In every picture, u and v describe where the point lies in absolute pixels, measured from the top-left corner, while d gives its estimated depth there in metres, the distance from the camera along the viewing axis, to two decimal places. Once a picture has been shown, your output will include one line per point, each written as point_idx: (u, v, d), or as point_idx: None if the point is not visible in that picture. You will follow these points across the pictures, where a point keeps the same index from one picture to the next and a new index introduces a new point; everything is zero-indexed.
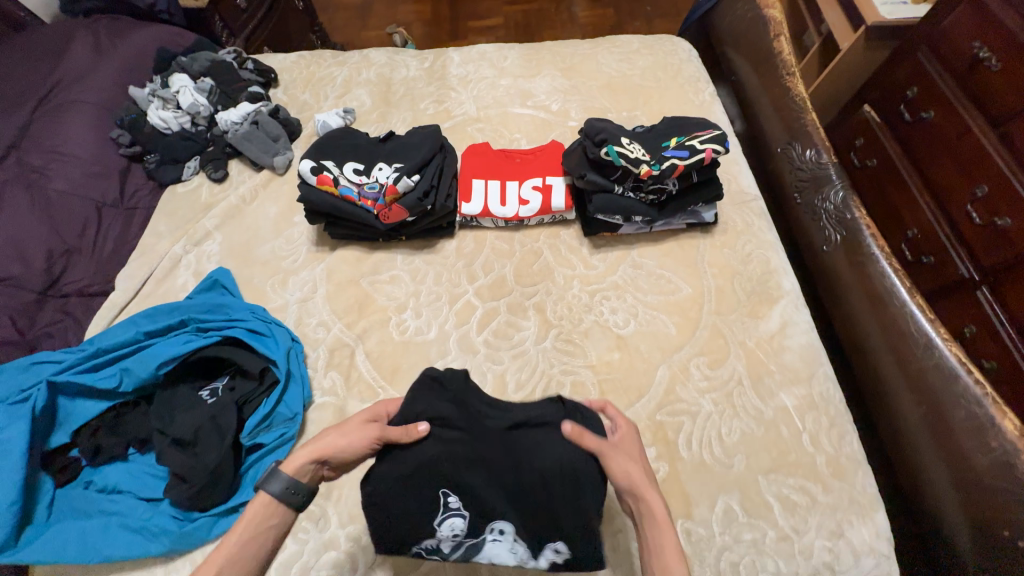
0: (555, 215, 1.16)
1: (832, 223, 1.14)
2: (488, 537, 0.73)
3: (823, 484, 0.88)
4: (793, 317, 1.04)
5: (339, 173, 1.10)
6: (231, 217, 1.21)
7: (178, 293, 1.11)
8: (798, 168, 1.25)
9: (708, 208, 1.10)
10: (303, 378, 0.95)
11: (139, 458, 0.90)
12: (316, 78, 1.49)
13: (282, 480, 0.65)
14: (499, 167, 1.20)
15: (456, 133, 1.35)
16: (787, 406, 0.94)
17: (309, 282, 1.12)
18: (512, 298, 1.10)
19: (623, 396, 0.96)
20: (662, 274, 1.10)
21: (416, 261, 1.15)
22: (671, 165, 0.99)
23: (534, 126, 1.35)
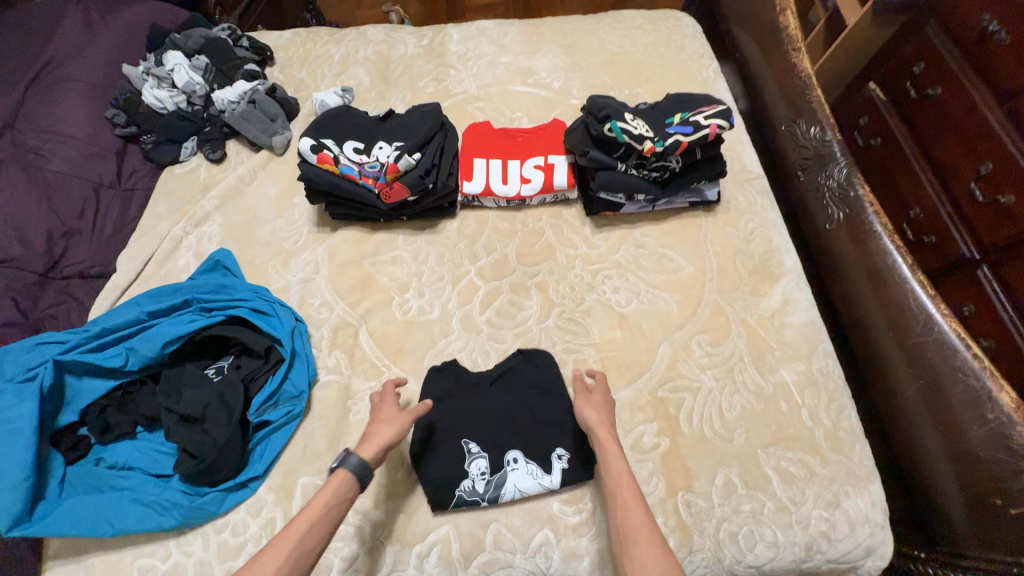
0: (557, 193, 1.15)
1: (836, 201, 1.13)
2: (507, 468, 0.88)
3: (820, 456, 0.89)
4: (795, 295, 1.04)
5: (339, 152, 1.08)
6: (231, 198, 1.20)
7: (180, 274, 1.11)
8: (801, 146, 1.24)
9: (711, 186, 1.09)
10: (308, 357, 0.96)
11: (147, 435, 0.91)
12: (312, 56, 1.46)
13: (357, 457, 0.75)
14: (500, 146, 1.19)
15: (456, 111, 1.33)
16: (787, 382, 0.95)
17: (311, 263, 1.12)
18: (514, 278, 1.10)
19: (625, 373, 0.98)
20: (664, 253, 1.10)
21: (418, 242, 1.15)
22: (675, 141, 0.98)
23: (535, 104, 1.33)
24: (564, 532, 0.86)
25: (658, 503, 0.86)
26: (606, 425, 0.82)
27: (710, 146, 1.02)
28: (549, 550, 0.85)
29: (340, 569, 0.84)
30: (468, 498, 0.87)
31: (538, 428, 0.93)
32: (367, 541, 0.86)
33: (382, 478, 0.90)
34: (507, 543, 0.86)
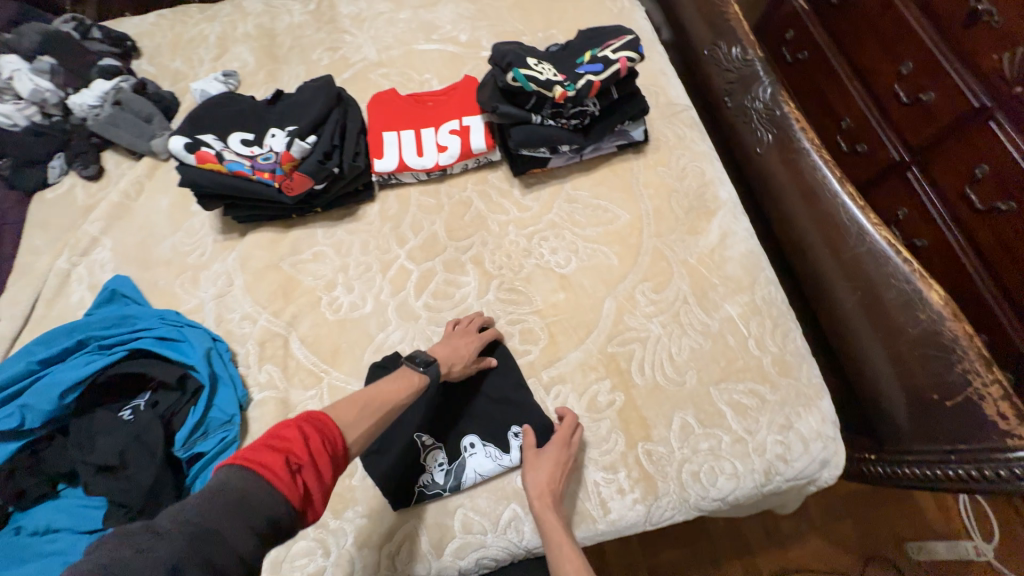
0: (479, 157, 1.06)
1: (763, 123, 1.09)
2: (466, 454, 0.86)
3: (770, 383, 0.90)
4: (733, 227, 1.02)
5: (223, 147, 0.97)
6: (117, 218, 1.07)
7: (74, 311, 0.99)
8: (725, 69, 1.19)
9: (636, 125, 1.03)
10: (233, 378, 0.88)
11: (70, 493, 0.82)
12: (184, 40, 1.28)
13: (437, 371, 0.81)
14: (410, 114, 1.08)
15: (358, 82, 1.20)
16: (732, 315, 0.95)
17: (222, 275, 1.01)
18: (447, 256, 1.03)
19: (574, 335, 0.95)
20: (599, 204, 1.05)
21: (338, 233, 1.06)
22: (586, 83, 0.91)
23: (443, 62, 1.22)
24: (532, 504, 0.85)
25: (619, 458, 0.86)
26: (548, 494, 0.78)
27: (625, 82, 0.96)
28: (519, 524, 0.84)
29: None
30: (429, 491, 0.84)
31: (491, 411, 0.90)
32: (332, 553, 0.82)
33: (338, 488, 0.86)
34: (476, 526, 0.84)
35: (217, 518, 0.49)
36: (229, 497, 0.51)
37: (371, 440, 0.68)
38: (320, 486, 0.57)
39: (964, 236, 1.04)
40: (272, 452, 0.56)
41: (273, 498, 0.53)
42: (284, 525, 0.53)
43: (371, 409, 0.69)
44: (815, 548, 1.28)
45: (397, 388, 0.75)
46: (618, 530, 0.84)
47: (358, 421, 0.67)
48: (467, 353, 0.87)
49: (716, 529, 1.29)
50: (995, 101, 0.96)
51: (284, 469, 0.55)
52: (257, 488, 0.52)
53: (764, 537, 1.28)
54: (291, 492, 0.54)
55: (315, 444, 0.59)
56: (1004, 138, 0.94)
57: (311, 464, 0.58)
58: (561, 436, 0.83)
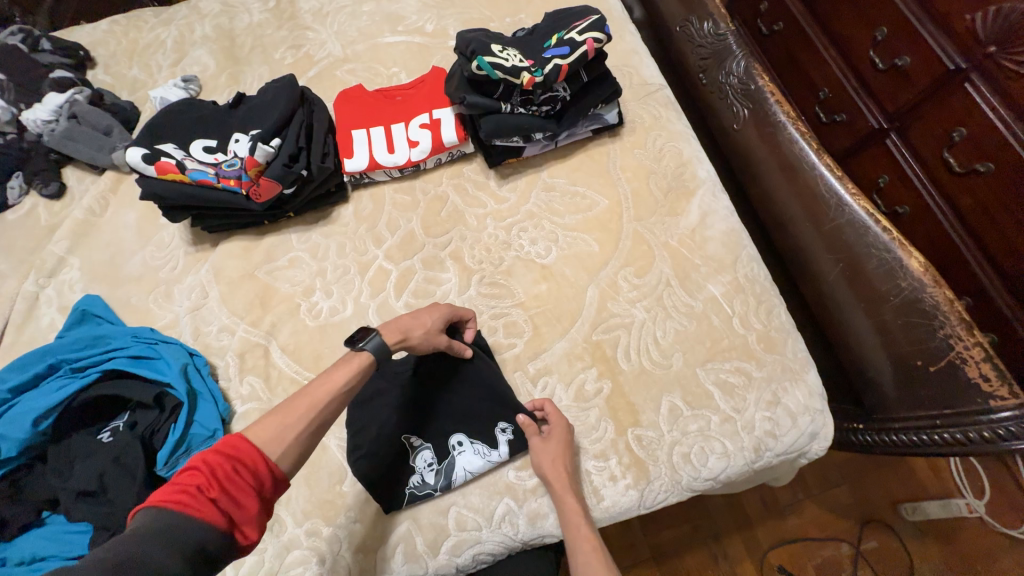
0: (452, 150, 1.04)
1: (739, 98, 1.08)
2: (454, 452, 0.85)
3: (756, 360, 0.90)
4: (712, 206, 1.01)
5: (184, 157, 0.94)
6: (83, 236, 1.04)
7: (46, 334, 0.96)
8: (698, 45, 1.17)
9: (609, 107, 1.01)
10: (213, 393, 0.86)
11: (55, 519, 0.80)
12: (140, 46, 1.23)
13: (381, 341, 0.74)
14: (378, 110, 1.06)
15: (324, 80, 1.17)
16: (715, 295, 0.94)
17: (196, 288, 0.99)
18: (426, 253, 1.01)
19: (558, 325, 0.94)
20: (576, 191, 1.03)
21: (313, 237, 1.03)
22: (554, 67, 0.89)
23: (410, 54, 1.18)
24: (525, 497, 0.85)
25: (610, 445, 0.86)
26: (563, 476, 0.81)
27: (594, 64, 0.94)
28: (514, 518, 0.84)
29: None
30: (420, 492, 0.83)
31: (479, 408, 0.88)
32: (327, 561, 0.81)
33: (328, 495, 0.85)
34: (470, 523, 0.84)
35: (131, 554, 0.46)
36: (138, 540, 0.48)
37: (310, 444, 0.64)
38: (243, 511, 0.55)
39: (944, 201, 1.00)
40: (180, 489, 0.53)
41: (191, 530, 0.50)
42: (212, 552, 0.51)
43: (297, 413, 0.64)
44: (812, 516, 1.29)
45: (335, 375, 0.69)
46: (612, 516, 0.84)
47: (285, 431, 0.62)
48: (427, 324, 0.82)
49: (714, 505, 1.30)
50: (969, 62, 0.92)
51: (196, 501, 0.52)
52: (172, 522, 0.50)
53: (762, 510, 1.30)
54: (211, 519, 0.52)
55: (228, 470, 0.56)
56: (981, 101, 0.91)
57: (228, 490, 0.55)
58: (557, 419, 0.84)
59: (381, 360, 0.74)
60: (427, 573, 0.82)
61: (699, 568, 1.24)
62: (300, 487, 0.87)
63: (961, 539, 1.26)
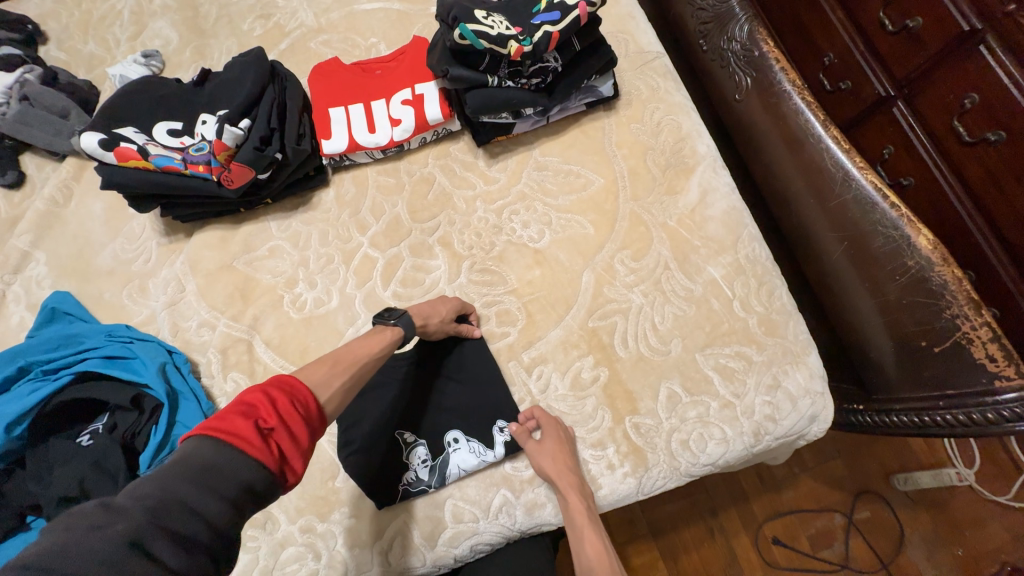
0: (437, 128, 0.97)
1: (741, 66, 1.01)
2: (449, 449, 0.83)
3: (757, 344, 0.87)
4: (712, 183, 0.96)
5: (147, 141, 0.86)
6: (47, 228, 0.97)
7: (16, 333, 0.92)
8: (697, 8, 1.08)
9: (604, 79, 0.94)
10: (195, 392, 0.83)
11: (40, 524, 0.79)
12: (95, 18, 1.13)
13: (410, 320, 0.78)
14: (356, 85, 0.98)
15: (298, 53, 1.08)
16: (715, 278, 0.91)
17: (172, 281, 0.94)
18: (413, 239, 0.96)
19: (552, 313, 0.90)
20: (570, 169, 0.98)
21: (293, 224, 0.98)
22: (544, 34, 0.80)
23: (389, 22, 1.09)
24: (522, 488, 0.84)
25: (607, 434, 0.84)
26: (566, 473, 0.79)
27: (588, 30, 0.86)
28: (511, 509, 0.83)
29: None
30: (414, 488, 0.82)
31: (474, 402, 0.86)
32: (323, 556, 0.81)
33: (321, 491, 0.84)
34: (467, 515, 0.82)
35: (179, 490, 0.45)
36: (191, 469, 0.46)
37: (347, 399, 0.65)
38: (296, 449, 0.53)
39: (952, 172, 0.95)
40: (240, 416, 0.51)
41: (243, 465, 0.48)
42: (260, 491, 0.49)
43: (343, 365, 0.66)
44: (807, 489, 1.31)
45: (370, 343, 0.72)
46: (609, 504, 0.83)
47: (331, 378, 0.63)
48: (443, 313, 0.83)
49: (709, 482, 1.31)
50: (985, 22, 0.85)
51: (253, 432, 0.50)
52: (225, 454, 0.48)
53: (757, 484, 1.31)
54: (263, 456, 0.50)
55: (286, 406, 0.54)
56: (995, 65, 0.85)
57: (283, 425, 0.53)
58: (549, 422, 0.82)
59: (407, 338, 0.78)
60: (426, 564, 0.82)
61: (695, 542, 1.26)
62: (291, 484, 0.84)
63: (951, 509, 1.28)
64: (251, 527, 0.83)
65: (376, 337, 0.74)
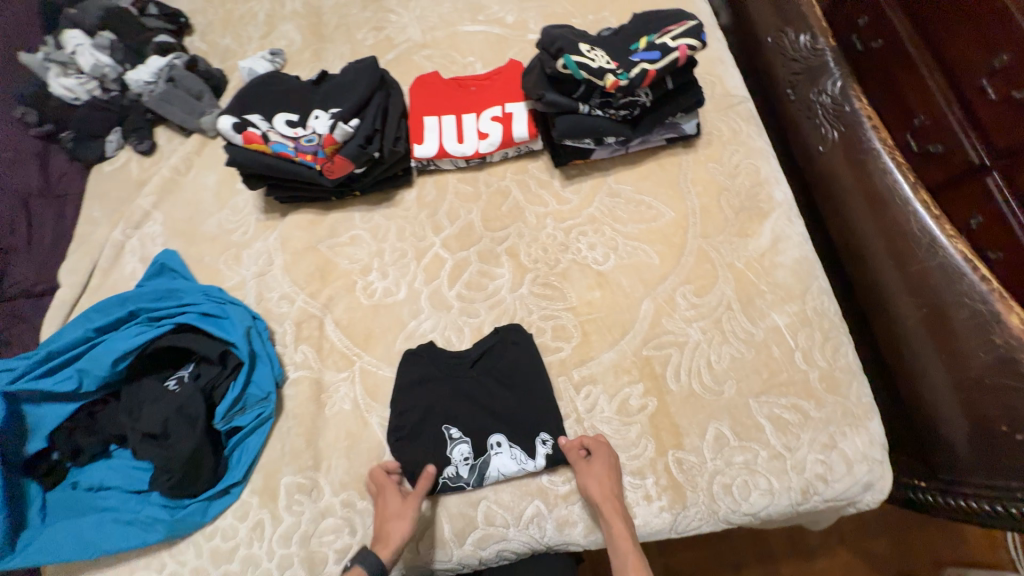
0: (520, 146, 1.03)
1: (830, 119, 1.01)
2: (491, 452, 0.86)
3: (816, 399, 0.85)
4: (786, 231, 0.96)
5: (268, 127, 0.96)
6: (168, 192, 1.11)
7: (128, 281, 1.04)
8: (791, 59, 1.09)
9: (688, 118, 0.97)
10: (271, 357, 0.91)
11: (120, 453, 0.89)
12: (235, 17, 1.29)
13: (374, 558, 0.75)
14: (451, 99, 1.06)
15: (402, 64, 1.18)
16: (779, 325, 0.89)
17: (263, 254, 1.03)
18: (482, 246, 1.02)
19: (608, 335, 0.92)
20: (642, 200, 1.01)
21: (375, 218, 1.06)
22: (641, 71, 0.84)
23: (488, 44, 1.18)
24: (555, 502, 0.85)
25: (648, 464, 0.84)
26: (609, 497, 0.79)
27: (683, 72, 0.89)
28: (542, 521, 0.84)
29: (335, 561, 0.83)
30: (453, 483, 0.85)
31: (519, 411, 0.88)
32: (358, 532, 0.85)
33: (365, 469, 0.88)
34: (498, 519, 0.84)
35: None
36: None
37: None
38: None
39: None
40: None
41: None
42: None
43: None
44: (843, 562, 1.23)
45: None
46: (641, 536, 0.82)
47: None
48: (402, 517, 0.79)
49: (737, 537, 1.25)
50: None
51: None
52: None
53: (790, 550, 1.24)
54: None
55: None
56: None
57: None
58: (600, 449, 0.82)
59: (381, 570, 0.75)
60: (451, 560, 0.84)
61: None
62: (340, 457, 0.89)
63: None
64: (298, 492, 0.87)
65: None
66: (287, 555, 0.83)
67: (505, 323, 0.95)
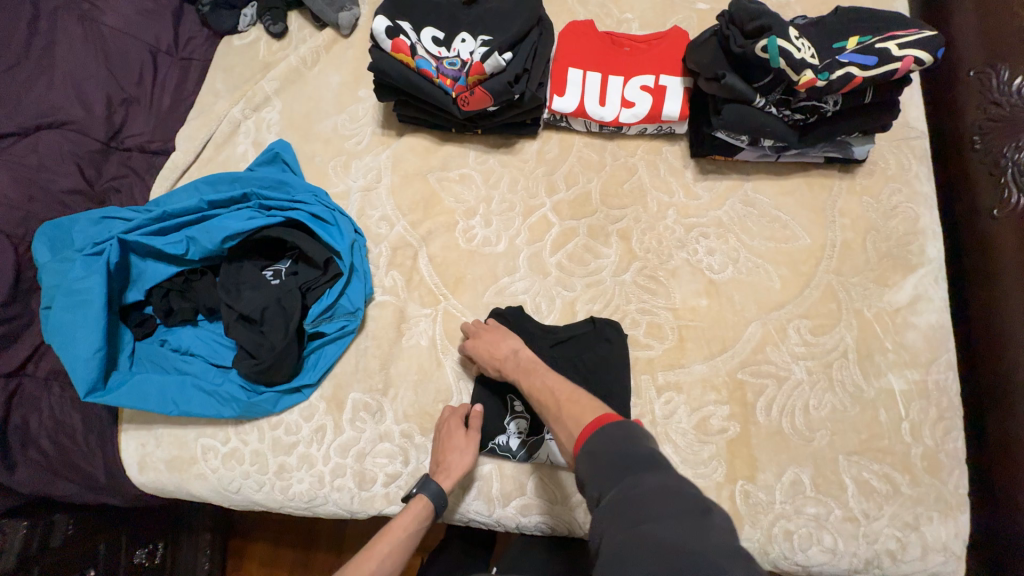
0: (663, 125, 0.95)
1: (1018, 180, 0.85)
2: (546, 436, 0.84)
3: (911, 475, 0.79)
4: (929, 291, 0.86)
5: (416, 40, 0.91)
6: (291, 82, 1.08)
7: (238, 162, 1.05)
8: (990, 104, 0.90)
9: (863, 141, 0.87)
10: (366, 274, 0.92)
11: (208, 325, 0.93)
12: None
13: (436, 486, 0.79)
14: (603, 53, 0.96)
15: (554, 2, 1.08)
16: (893, 389, 0.83)
17: (373, 170, 1.01)
18: (595, 220, 0.96)
19: (705, 347, 0.87)
20: (778, 217, 0.93)
21: (490, 161, 1.01)
22: (845, 75, 0.75)
23: (652, 4, 1.07)
24: None
25: (713, 487, 0.81)
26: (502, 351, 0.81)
27: (890, 88, 0.79)
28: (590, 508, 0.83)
29: (383, 483, 0.86)
30: (501, 451, 0.84)
31: None
32: (410, 463, 0.86)
33: (430, 408, 0.88)
34: (547, 491, 0.84)
35: None
36: None
37: None
38: None
39: None
40: None
41: None
42: None
43: None
44: None
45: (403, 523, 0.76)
46: None
47: None
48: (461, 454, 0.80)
49: None
50: None
51: None
52: None
53: None
54: None
55: None
56: None
57: None
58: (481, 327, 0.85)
59: (442, 497, 0.78)
60: (491, 516, 0.85)
61: None
62: (408, 389, 0.90)
63: None
64: (362, 410, 0.89)
65: (413, 514, 0.77)
66: (341, 464, 0.86)
67: (603, 317, 0.89)
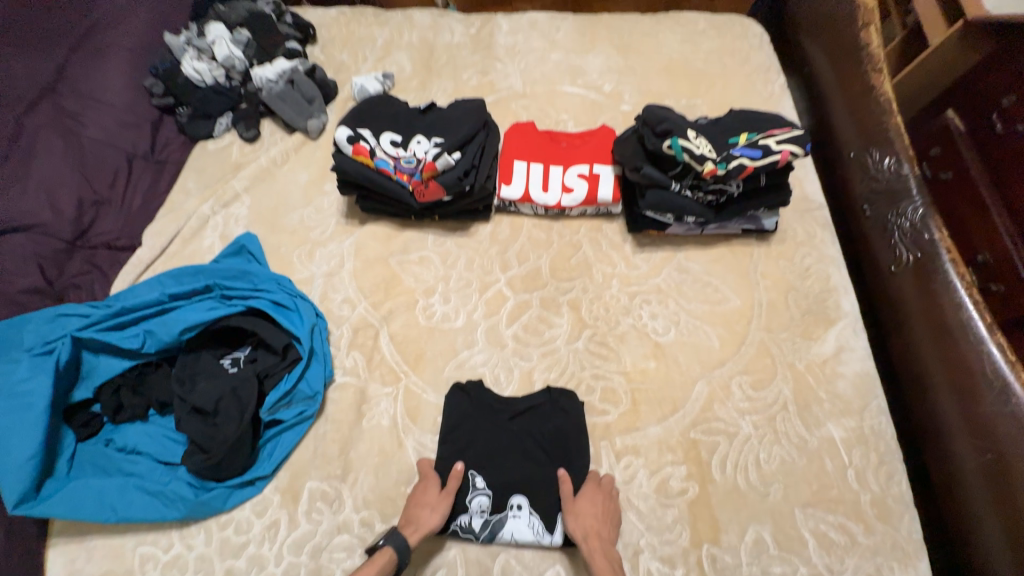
0: (600, 206, 1.07)
1: (905, 242, 0.96)
2: (509, 513, 0.83)
3: (864, 524, 0.82)
4: (850, 342, 0.95)
5: (375, 144, 1.03)
6: (260, 180, 1.17)
7: (204, 254, 1.09)
8: (871, 179, 1.05)
9: (769, 215, 1.01)
10: (326, 357, 0.94)
11: (159, 420, 0.90)
12: (355, 37, 1.35)
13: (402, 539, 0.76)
14: (543, 149, 1.10)
15: (499, 108, 1.25)
16: (834, 437, 0.87)
17: (336, 256, 1.07)
18: (546, 292, 1.03)
19: (657, 408, 0.91)
20: (709, 281, 1.03)
21: (448, 244, 1.09)
22: (739, 165, 0.89)
23: (583, 107, 1.25)
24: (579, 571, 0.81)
25: (680, 553, 0.80)
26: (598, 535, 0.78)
27: (779, 173, 0.94)
28: None
29: None
30: (463, 534, 0.82)
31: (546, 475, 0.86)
32: None
33: (391, 492, 0.86)
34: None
35: None
36: None
37: None
38: None
39: None
40: None
41: None
42: None
43: None
44: None
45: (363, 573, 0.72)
46: None
47: None
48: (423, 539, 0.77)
49: None
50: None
51: None
52: None
53: None
54: None
55: None
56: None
57: None
58: (596, 490, 0.82)
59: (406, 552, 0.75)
60: None
61: None
62: (367, 473, 0.88)
63: None
64: (319, 500, 0.85)
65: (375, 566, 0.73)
66: (294, 563, 0.81)
67: (558, 385, 0.94)
